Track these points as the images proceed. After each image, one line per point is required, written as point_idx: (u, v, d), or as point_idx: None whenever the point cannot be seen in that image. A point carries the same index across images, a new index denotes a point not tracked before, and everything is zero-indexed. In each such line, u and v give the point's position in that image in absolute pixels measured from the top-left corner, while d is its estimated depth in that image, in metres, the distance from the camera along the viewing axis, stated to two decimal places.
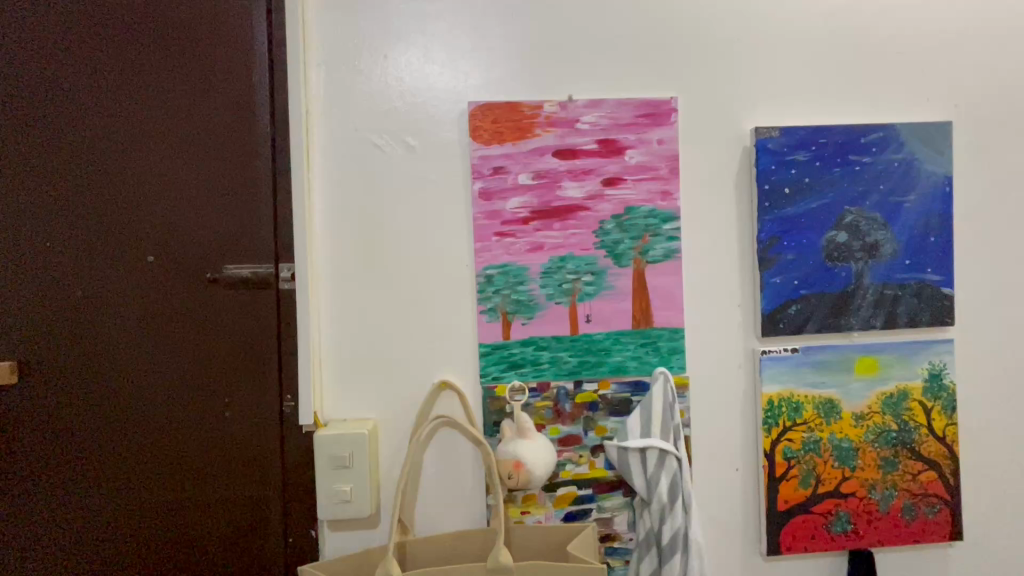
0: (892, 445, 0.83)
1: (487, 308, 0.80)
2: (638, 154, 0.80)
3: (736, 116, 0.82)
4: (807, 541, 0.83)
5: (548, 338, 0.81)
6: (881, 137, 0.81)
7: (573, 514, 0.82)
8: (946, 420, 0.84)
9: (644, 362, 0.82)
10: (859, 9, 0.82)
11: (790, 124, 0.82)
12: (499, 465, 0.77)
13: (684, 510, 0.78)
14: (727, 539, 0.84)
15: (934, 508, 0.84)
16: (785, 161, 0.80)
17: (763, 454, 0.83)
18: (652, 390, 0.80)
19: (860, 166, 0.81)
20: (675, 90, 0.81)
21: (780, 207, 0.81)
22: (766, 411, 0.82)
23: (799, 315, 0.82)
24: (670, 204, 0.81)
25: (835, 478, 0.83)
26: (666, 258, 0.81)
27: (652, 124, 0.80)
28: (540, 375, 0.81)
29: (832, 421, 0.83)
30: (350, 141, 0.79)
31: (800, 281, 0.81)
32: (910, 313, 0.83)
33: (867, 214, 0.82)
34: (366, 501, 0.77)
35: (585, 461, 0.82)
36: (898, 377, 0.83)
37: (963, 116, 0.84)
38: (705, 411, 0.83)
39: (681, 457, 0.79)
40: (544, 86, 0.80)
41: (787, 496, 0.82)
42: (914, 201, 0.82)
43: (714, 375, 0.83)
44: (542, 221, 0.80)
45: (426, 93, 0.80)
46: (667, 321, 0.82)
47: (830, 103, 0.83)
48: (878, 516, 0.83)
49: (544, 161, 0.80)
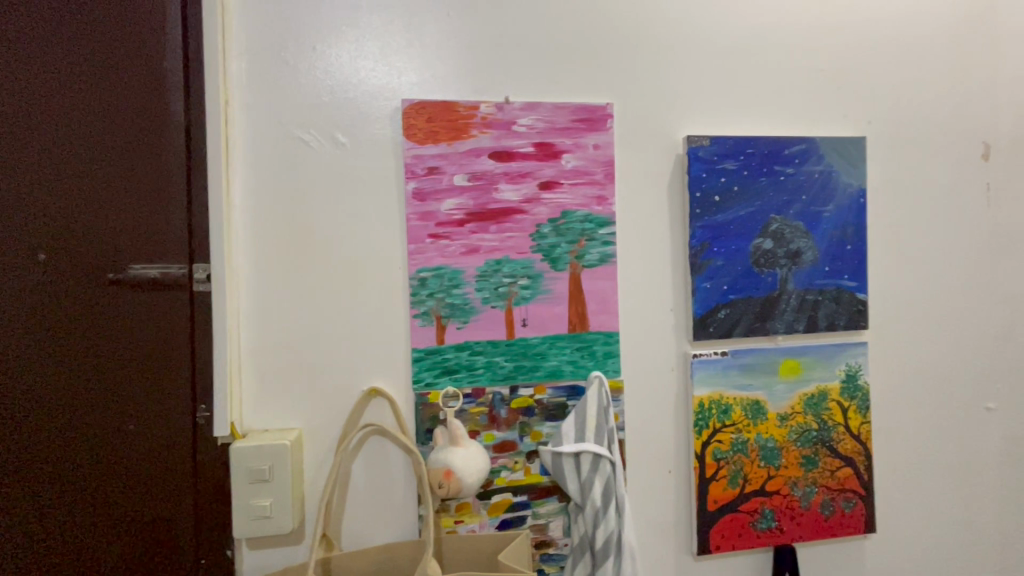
0: (812, 443, 0.87)
1: (420, 311, 0.78)
2: (575, 158, 0.81)
3: (669, 123, 0.83)
4: (735, 539, 0.85)
5: (483, 343, 0.80)
6: (802, 150, 0.85)
7: (507, 522, 0.81)
8: (861, 419, 0.89)
9: (579, 366, 0.82)
10: (783, 26, 0.86)
11: (719, 133, 0.84)
12: (430, 473, 0.75)
13: (618, 514, 0.77)
14: (660, 541, 0.85)
15: (850, 502, 0.88)
16: (715, 169, 0.83)
17: (693, 456, 0.84)
18: (587, 393, 0.80)
19: (784, 176, 0.85)
20: (611, 96, 0.82)
21: (710, 214, 0.83)
22: (697, 414, 0.84)
23: (728, 320, 0.84)
24: (605, 209, 0.82)
25: (760, 477, 0.86)
26: (601, 262, 0.82)
27: (588, 130, 0.81)
28: (475, 380, 0.79)
29: (758, 422, 0.85)
30: (275, 135, 0.75)
31: (729, 286, 0.84)
32: (829, 317, 0.87)
33: (789, 222, 0.85)
34: (287, 516, 0.73)
35: (520, 467, 0.80)
36: (818, 378, 0.87)
37: (876, 132, 0.89)
38: (639, 414, 0.84)
39: (615, 461, 0.79)
40: (481, 86, 0.79)
41: (716, 496, 0.84)
42: (832, 211, 0.87)
43: (647, 378, 0.84)
44: (477, 223, 0.79)
45: (357, 89, 0.77)
46: (602, 325, 0.82)
47: (757, 115, 0.86)
48: (800, 512, 0.87)
49: (480, 162, 0.79)
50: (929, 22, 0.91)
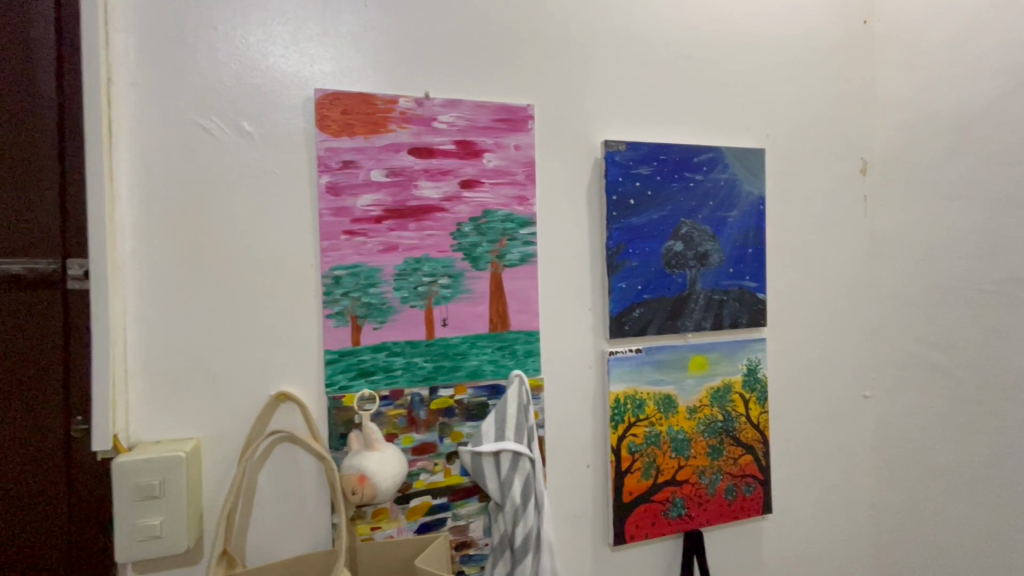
0: (718, 433, 0.93)
1: (335, 311, 0.75)
2: (496, 158, 0.81)
3: (588, 127, 0.86)
4: (648, 528, 0.89)
5: (401, 343, 0.78)
6: (710, 158, 0.91)
7: (426, 525, 0.79)
8: (760, 409, 0.96)
9: (501, 366, 0.82)
10: (693, 40, 0.91)
11: (635, 139, 0.87)
12: (343, 480, 0.71)
13: (536, 509, 0.79)
14: (578, 534, 0.87)
15: (750, 487, 0.95)
16: (630, 173, 0.86)
17: (610, 450, 0.87)
18: (508, 393, 0.80)
19: (694, 182, 0.90)
20: (532, 98, 0.83)
21: (626, 217, 0.86)
22: (614, 409, 0.87)
23: (642, 318, 0.88)
24: (526, 209, 0.82)
25: (672, 468, 0.90)
26: (522, 262, 0.83)
27: (509, 130, 0.81)
28: (393, 382, 0.77)
29: (670, 415, 0.90)
30: (168, 120, 0.69)
31: (643, 286, 0.88)
32: (732, 316, 0.93)
33: (698, 226, 0.90)
34: (182, 534, 0.67)
35: (440, 469, 0.79)
36: (723, 372, 0.93)
37: (773, 145, 0.97)
38: (558, 411, 0.86)
39: (534, 458, 0.80)
40: (400, 79, 0.77)
41: (631, 488, 0.88)
42: (736, 216, 0.93)
43: (567, 376, 0.86)
44: (396, 220, 0.77)
45: (264, 75, 0.72)
46: (523, 324, 0.83)
47: (670, 123, 0.90)
48: (707, 499, 0.92)
49: (398, 158, 0.77)
50: (819, 46, 1.00)
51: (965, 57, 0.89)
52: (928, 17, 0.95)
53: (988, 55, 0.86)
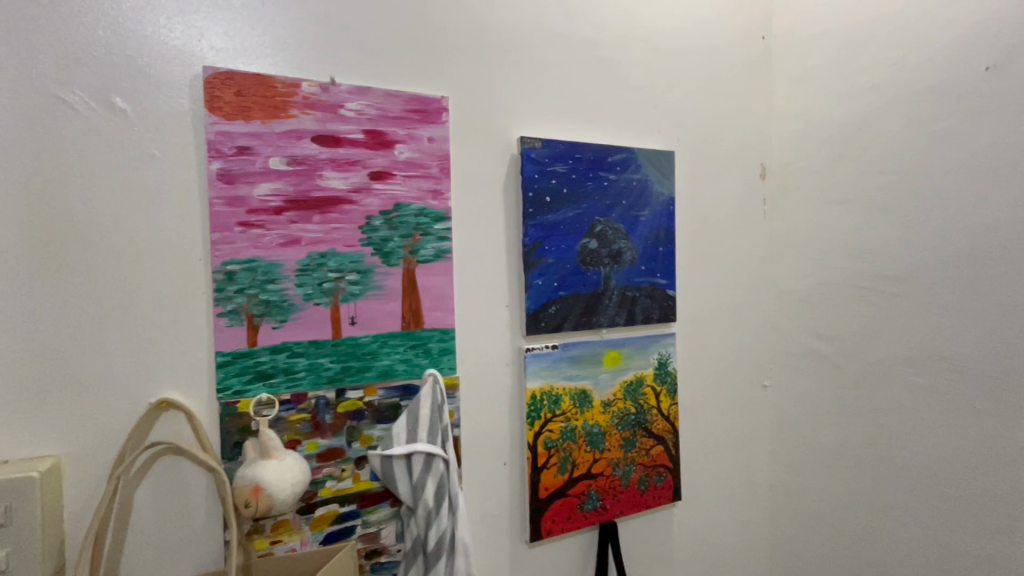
0: (631, 426, 0.96)
1: (227, 310, 0.69)
2: (408, 149, 0.78)
3: (504, 123, 0.85)
4: (564, 522, 0.90)
5: (305, 343, 0.73)
6: (623, 159, 0.93)
7: (333, 535, 0.75)
8: (670, 401, 1.00)
9: (414, 365, 0.79)
10: (608, 42, 0.93)
11: (550, 137, 0.88)
12: (236, 492, 0.66)
13: (450, 511, 0.77)
14: (495, 533, 0.86)
15: (661, 476, 0.99)
16: (546, 170, 0.86)
17: (526, 446, 0.87)
18: (421, 393, 0.78)
19: (608, 182, 0.92)
20: (446, 90, 0.81)
21: (542, 214, 0.86)
22: (530, 406, 0.87)
23: (558, 315, 0.89)
24: (440, 203, 0.80)
25: (587, 461, 0.92)
26: (436, 257, 0.80)
27: (422, 121, 0.79)
28: (295, 384, 0.73)
29: (585, 410, 0.91)
30: (18, 91, 0.60)
31: (559, 283, 0.88)
32: (644, 312, 0.97)
33: (612, 225, 0.93)
34: (36, 566, 0.58)
35: (348, 475, 0.75)
36: (636, 367, 0.96)
37: (682, 148, 1.01)
38: (474, 410, 0.84)
39: (448, 459, 0.78)
40: (302, 62, 0.73)
41: (547, 483, 0.88)
42: (648, 216, 0.96)
43: (483, 374, 0.85)
44: (298, 212, 0.72)
45: (142, 47, 0.65)
46: (437, 321, 0.81)
47: (585, 123, 0.91)
48: (620, 490, 0.95)
49: (301, 146, 0.72)
50: (723, 57, 1.06)
51: (848, 75, 0.98)
52: (817, 36, 1.04)
53: (865, 74, 0.96)
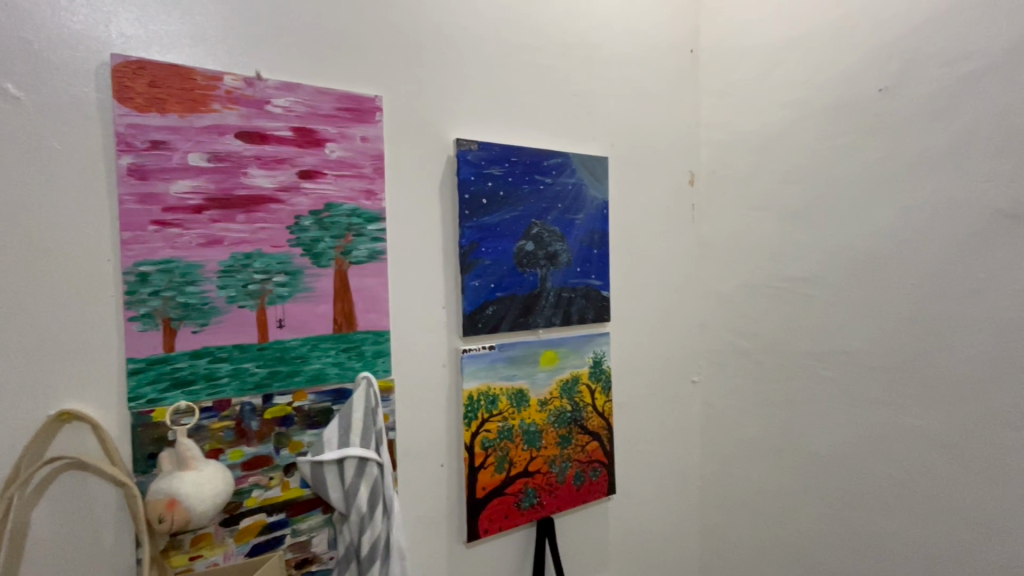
0: (568, 423, 0.98)
1: (141, 314, 0.65)
2: (339, 148, 0.76)
3: (440, 125, 0.85)
4: (502, 520, 0.91)
5: (228, 348, 0.70)
6: (558, 163, 0.96)
7: (261, 546, 0.72)
8: (605, 398, 1.03)
9: (346, 368, 0.78)
10: (543, 48, 0.95)
11: (486, 140, 0.89)
12: (148, 507, 0.62)
13: (385, 515, 0.75)
14: (431, 535, 0.86)
15: (597, 471, 1.02)
16: (482, 172, 0.87)
17: (463, 447, 0.88)
18: (354, 396, 0.77)
19: (544, 185, 0.94)
20: (380, 90, 0.80)
21: (478, 215, 0.87)
22: (467, 406, 0.87)
23: (495, 316, 0.90)
24: (374, 204, 0.79)
25: (524, 459, 0.93)
26: (370, 259, 0.79)
27: (354, 120, 0.77)
28: (218, 391, 0.69)
29: (522, 409, 0.93)
30: None
31: (495, 284, 0.89)
32: (580, 312, 0.99)
33: (548, 227, 0.95)
34: None
35: (276, 483, 0.73)
36: (572, 365, 0.99)
37: (616, 154, 1.05)
38: (410, 412, 0.84)
39: (383, 463, 0.77)
40: (225, 55, 0.70)
41: (484, 483, 0.89)
42: (583, 219, 0.99)
43: (419, 376, 0.85)
44: (220, 211, 0.69)
45: (41, 31, 0.60)
46: (371, 323, 0.80)
47: (522, 127, 0.93)
48: (557, 486, 0.97)
49: (223, 141, 0.69)
50: (654, 68, 1.11)
51: (767, 89, 1.06)
52: (740, 52, 1.10)
53: (781, 90, 1.03)
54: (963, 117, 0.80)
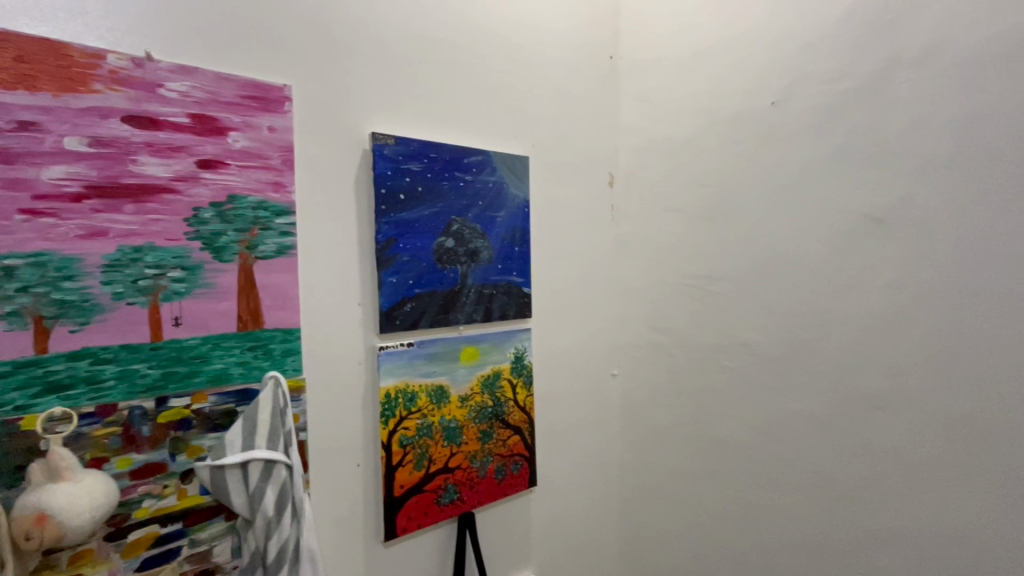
0: (489, 418, 1.00)
1: (7, 312, 0.59)
2: (244, 138, 0.73)
3: (355, 118, 0.84)
4: (421, 518, 0.90)
5: (114, 348, 0.65)
6: (479, 160, 0.97)
7: (153, 560, 0.68)
8: (526, 393, 1.06)
9: (252, 368, 0.75)
10: (463, 46, 0.96)
11: (405, 135, 0.88)
12: (14, 524, 0.56)
13: (294, 519, 0.72)
14: (346, 537, 0.84)
15: (518, 464, 1.04)
16: (400, 168, 0.86)
17: (380, 446, 0.86)
18: (260, 396, 0.73)
19: (464, 182, 0.94)
20: (289, 79, 0.77)
21: (395, 211, 0.86)
22: (384, 404, 0.86)
23: (414, 312, 0.89)
24: (282, 197, 0.76)
25: (444, 456, 0.93)
26: (278, 254, 0.76)
27: (260, 109, 0.74)
28: (102, 394, 0.64)
29: (442, 405, 0.93)
30: None
31: (414, 280, 0.89)
32: (501, 308, 1.01)
33: (468, 224, 0.95)
34: None
35: (171, 492, 0.69)
36: (493, 361, 1.00)
37: (537, 154, 1.08)
38: (324, 412, 0.82)
39: (292, 464, 0.74)
40: (110, 32, 0.65)
41: (403, 481, 0.88)
42: (504, 216, 1.01)
43: (333, 375, 0.83)
44: (103, 200, 0.64)
45: None
46: (280, 321, 0.77)
47: (441, 124, 0.93)
48: (478, 481, 0.98)
49: (108, 125, 0.64)
50: (575, 71, 1.14)
51: (678, 97, 1.12)
52: (655, 60, 1.16)
53: (690, 98, 1.10)
54: (840, 131, 0.89)
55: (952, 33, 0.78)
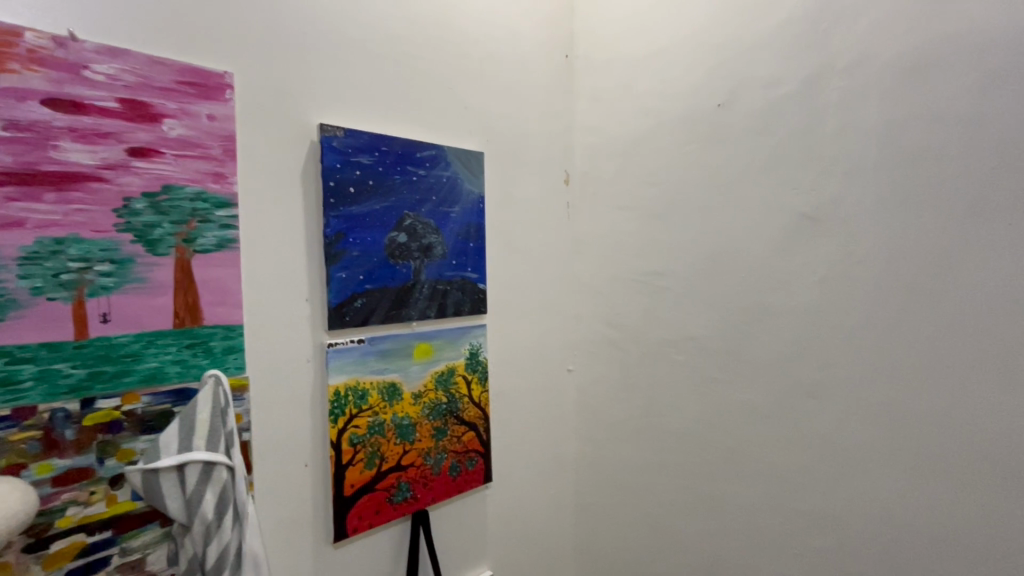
0: (443, 415, 0.99)
1: None
2: (180, 126, 0.70)
3: (302, 108, 0.81)
4: (372, 517, 0.89)
5: (34, 346, 0.61)
6: (433, 155, 0.96)
7: (79, 571, 0.64)
8: (481, 389, 1.06)
9: (190, 367, 0.72)
10: (416, 39, 0.95)
11: (354, 128, 0.86)
12: None
13: (236, 522, 0.70)
14: (293, 540, 0.82)
15: (473, 460, 1.04)
16: (349, 160, 0.85)
17: (329, 445, 0.85)
18: (199, 396, 0.70)
19: (417, 177, 0.93)
20: (230, 66, 0.74)
21: (345, 205, 0.84)
22: (333, 403, 0.84)
23: (365, 308, 0.87)
24: (223, 188, 0.73)
25: (397, 453, 0.92)
26: (219, 247, 0.73)
27: (198, 96, 0.71)
28: (20, 396, 0.60)
29: (394, 403, 0.92)
30: None
31: (364, 276, 0.87)
32: (456, 304, 1.00)
33: (422, 219, 0.94)
34: None
35: (99, 498, 0.65)
36: (447, 357, 0.99)
37: (491, 150, 1.08)
38: (268, 411, 0.79)
39: (234, 466, 0.71)
40: (27, 9, 0.60)
41: (353, 480, 0.87)
42: (458, 212, 1.00)
43: (278, 373, 0.80)
44: (20, 188, 0.60)
45: None
46: (220, 318, 0.74)
47: (394, 117, 0.92)
48: (432, 478, 0.97)
49: (25, 108, 0.60)
50: (530, 69, 1.15)
51: (630, 97, 1.15)
52: (608, 60, 1.18)
53: (642, 99, 1.13)
54: (779, 133, 0.93)
55: (878, 43, 0.83)
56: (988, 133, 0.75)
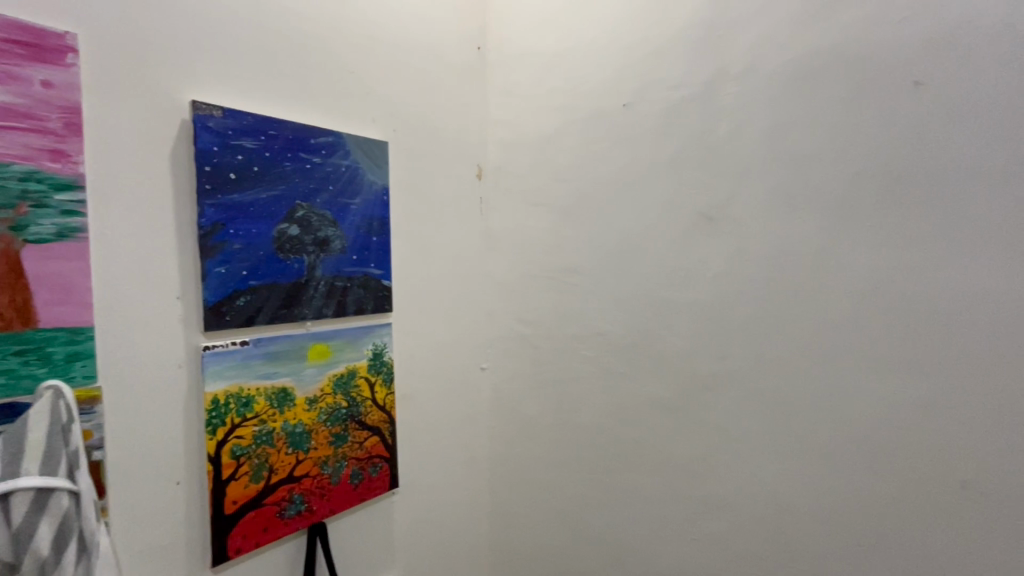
0: (342, 420, 0.93)
1: None
2: (3, 92, 0.59)
3: (169, 81, 0.72)
4: (259, 536, 0.81)
5: None
6: (329, 142, 0.89)
7: None
8: (386, 391, 1.00)
9: (21, 377, 0.61)
10: (309, 17, 0.88)
11: (235, 107, 0.78)
12: None
13: (80, 556, 0.60)
14: (161, 569, 0.72)
15: (377, 467, 0.99)
16: (228, 143, 0.76)
17: (206, 459, 0.76)
18: (32, 411, 0.60)
19: (311, 165, 0.87)
20: (74, 26, 0.64)
21: (224, 192, 0.76)
22: (211, 412, 0.76)
23: (248, 307, 0.79)
24: (64, 168, 0.63)
25: (288, 464, 0.85)
26: (59, 237, 0.63)
27: (28, 58, 0.60)
28: None
29: (285, 409, 0.84)
30: None
31: (248, 271, 0.79)
32: (356, 302, 0.94)
33: (316, 211, 0.88)
34: None
35: None
36: (346, 359, 0.93)
37: (398, 140, 1.03)
38: (128, 425, 0.69)
39: (78, 491, 0.61)
40: None
41: (236, 496, 0.78)
42: (359, 204, 0.95)
43: (141, 381, 0.70)
44: None
45: None
46: (62, 319, 0.63)
47: (284, 99, 0.84)
48: (330, 488, 0.91)
49: None
50: (440, 59, 1.11)
51: (542, 93, 1.14)
52: (520, 55, 1.17)
53: (553, 96, 1.13)
54: (679, 135, 0.97)
55: (764, 53, 0.88)
56: (855, 142, 0.81)
